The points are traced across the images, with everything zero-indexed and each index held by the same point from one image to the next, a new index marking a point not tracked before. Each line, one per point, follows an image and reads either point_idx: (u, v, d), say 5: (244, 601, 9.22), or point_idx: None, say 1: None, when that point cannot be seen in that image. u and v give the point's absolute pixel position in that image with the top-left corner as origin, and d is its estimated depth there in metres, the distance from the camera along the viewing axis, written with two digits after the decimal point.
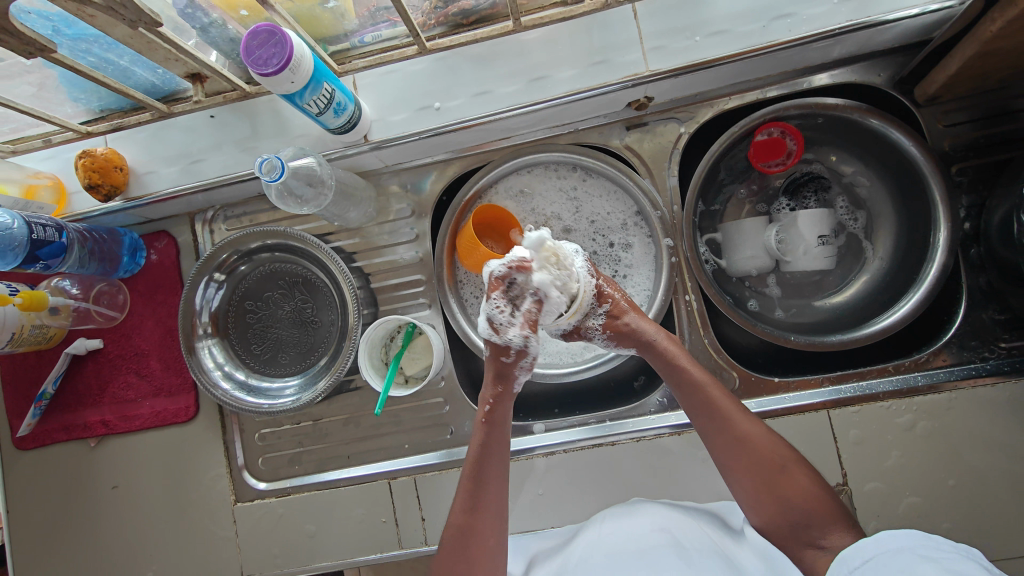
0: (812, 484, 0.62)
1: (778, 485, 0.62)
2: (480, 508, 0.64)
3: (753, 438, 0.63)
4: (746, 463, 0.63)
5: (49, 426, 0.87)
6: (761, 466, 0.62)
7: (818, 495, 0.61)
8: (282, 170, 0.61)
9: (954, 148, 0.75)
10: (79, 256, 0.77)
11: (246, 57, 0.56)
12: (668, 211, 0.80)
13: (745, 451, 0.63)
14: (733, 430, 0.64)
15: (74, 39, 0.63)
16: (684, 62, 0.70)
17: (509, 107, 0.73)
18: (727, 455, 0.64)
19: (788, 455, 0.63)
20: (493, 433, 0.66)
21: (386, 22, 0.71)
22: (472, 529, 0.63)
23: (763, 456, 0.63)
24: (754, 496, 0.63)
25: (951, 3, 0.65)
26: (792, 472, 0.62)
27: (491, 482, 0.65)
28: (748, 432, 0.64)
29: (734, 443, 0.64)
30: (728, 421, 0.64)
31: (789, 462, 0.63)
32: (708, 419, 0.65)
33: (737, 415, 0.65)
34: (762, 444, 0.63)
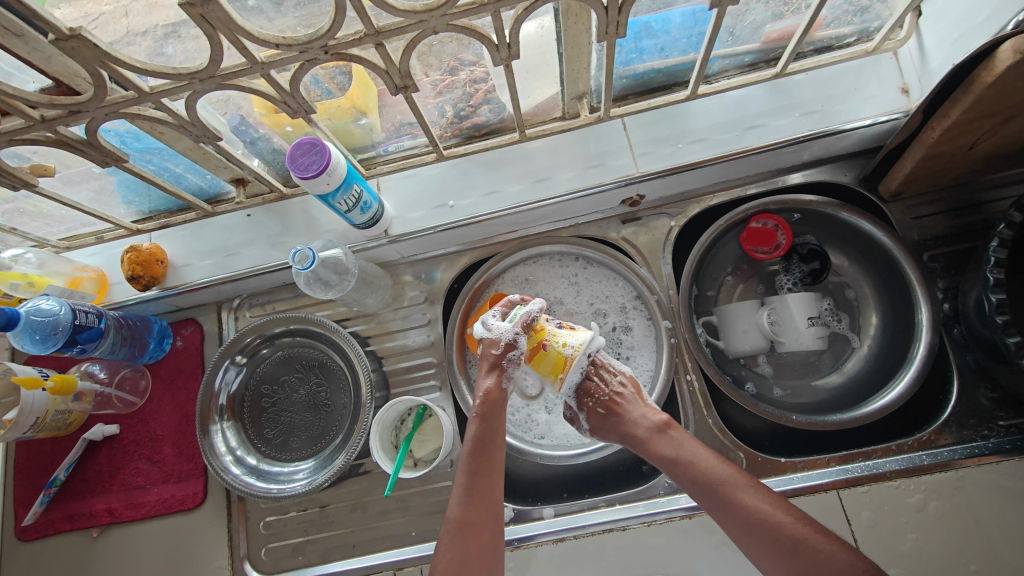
0: (840, 555, 0.59)
1: (804, 563, 0.59)
2: (482, 503, 0.67)
3: (761, 513, 0.63)
4: (766, 542, 0.61)
5: (54, 515, 0.87)
6: (780, 542, 0.61)
7: (842, 563, 0.58)
8: (313, 259, 0.67)
9: (923, 237, 0.82)
10: (113, 342, 0.82)
11: (290, 164, 0.65)
12: (665, 296, 0.86)
13: (755, 528, 0.62)
14: (742, 511, 0.63)
15: (139, 151, 0.71)
16: (671, 165, 0.79)
17: (516, 205, 0.82)
18: (741, 534, 0.63)
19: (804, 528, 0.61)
20: (488, 423, 0.72)
21: (409, 135, 0.79)
22: (477, 526, 0.66)
23: (778, 531, 0.61)
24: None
25: (898, 115, 0.75)
26: (816, 547, 0.60)
27: (488, 483, 0.69)
28: (757, 509, 0.63)
29: (740, 518, 0.63)
30: (727, 497, 0.65)
31: (803, 532, 0.61)
32: (718, 503, 0.65)
33: (734, 488, 0.65)
34: (765, 512, 0.63)
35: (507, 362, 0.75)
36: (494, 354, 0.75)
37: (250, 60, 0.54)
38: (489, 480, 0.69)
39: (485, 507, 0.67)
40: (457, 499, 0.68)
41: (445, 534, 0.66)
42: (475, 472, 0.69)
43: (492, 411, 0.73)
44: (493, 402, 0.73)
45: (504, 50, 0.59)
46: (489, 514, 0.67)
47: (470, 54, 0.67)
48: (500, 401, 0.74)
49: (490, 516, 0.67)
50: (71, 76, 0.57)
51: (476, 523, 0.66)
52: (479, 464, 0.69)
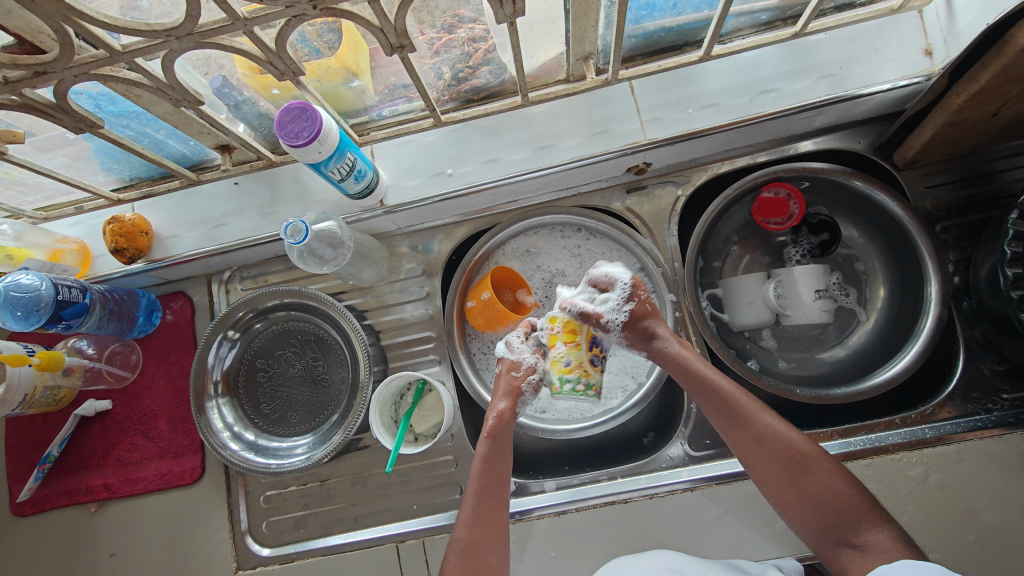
0: (839, 476, 0.61)
1: (806, 479, 0.61)
2: (489, 522, 0.65)
3: (779, 437, 0.64)
4: (770, 456, 0.63)
5: (50, 491, 0.86)
6: (785, 458, 0.63)
7: (848, 490, 0.60)
8: (306, 232, 0.64)
9: (936, 208, 0.79)
10: (100, 316, 0.79)
11: (278, 130, 0.60)
12: (670, 268, 0.84)
13: (768, 448, 0.64)
14: (753, 427, 0.65)
15: (115, 115, 0.67)
16: (679, 132, 0.75)
17: (517, 173, 0.78)
18: (750, 451, 0.65)
19: (811, 448, 0.63)
20: (496, 445, 0.69)
21: (404, 98, 0.76)
22: (483, 545, 0.63)
23: (785, 450, 0.63)
24: (784, 496, 0.62)
25: (919, 79, 0.71)
26: (820, 466, 0.62)
27: (494, 502, 0.67)
28: (769, 429, 0.64)
29: (755, 437, 0.64)
30: (745, 418, 0.65)
31: (816, 457, 0.62)
32: (732, 424, 0.66)
33: (754, 412, 0.65)
34: (782, 436, 0.64)
35: (527, 386, 0.74)
36: (515, 377, 0.75)
37: (231, 15, 0.49)
38: (495, 500, 0.67)
39: (491, 526, 0.65)
40: (464, 518, 0.65)
41: (450, 552, 0.63)
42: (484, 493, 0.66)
43: (499, 435, 0.70)
44: (504, 425, 0.71)
45: (509, 6, 0.54)
46: (495, 537, 0.65)
47: (470, 10, 0.63)
48: (507, 425, 0.71)
49: (495, 538, 0.65)
50: (34, 32, 0.52)
51: (482, 542, 0.64)
52: (486, 482, 0.67)
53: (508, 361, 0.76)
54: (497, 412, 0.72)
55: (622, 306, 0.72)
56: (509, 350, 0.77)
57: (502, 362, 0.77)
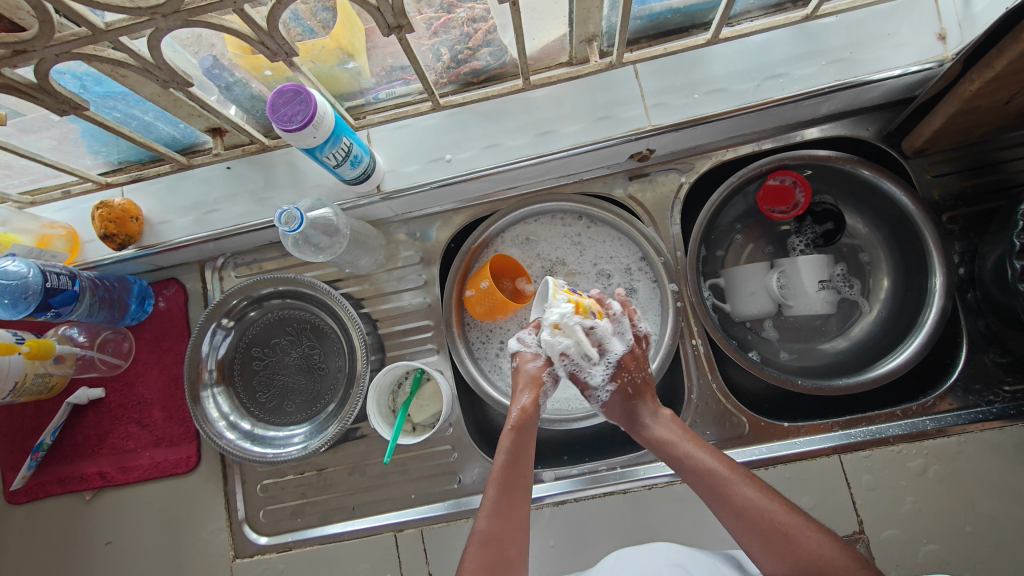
0: (824, 543, 0.57)
1: (792, 551, 0.57)
2: (511, 517, 0.62)
3: (756, 507, 0.60)
4: (752, 531, 0.59)
5: (44, 479, 0.85)
6: (768, 531, 0.58)
7: (834, 557, 0.56)
8: (301, 220, 0.62)
9: (943, 197, 0.78)
10: (90, 304, 0.77)
11: (271, 114, 0.58)
12: (672, 257, 0.82)
13: (750, 522, 0.59)
14: (730, 500, 0.61)
15: (101, 96, 0.64)
16: (684, 118, 0.73)
17: (517, 159, 0.76)
18: (736, 528, 0.60)
19: (788, 514, 0.59)
20: (521, 438, 0.66)
21: (401, 80, 0.73)
22: (503, 542, 0.60)
23: (767, 522, 0.59)
24: (779, 570, 0.58)
25: (931, 65, 0.69)
26: (803, 534, 0.58)
27: (517, 496, 0.64)
28: (748, 499, 0.60)
29: (733, 512, 0.60)
30: (724, 491, 0.62)
31: (794, 525, 0.58)
32: (713, 498, 0.62)
33: (731, 481, 0.62)
34: (760, 507, 0.60)
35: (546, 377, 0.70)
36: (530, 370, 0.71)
37: None
38: (518, 493, 0.64)
39: (513, 522, 0.62)
40: (485, 511, 0.63)
41: (469, 547, 0.60)
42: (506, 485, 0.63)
43: (524, 427, 0.67)
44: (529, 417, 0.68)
45: None
46: (516, 533, 0.62)
47: None
48: (532, 420, 0.68)
49: (516, 535, 0.62)
50: (12, 9, 0.49)
51: (501, 539, 0.61)
52: (509, 475, 0.64)
53: (522, 355, 0.72)
54: (521, 405, 0.68)
55: (607, 382, 0.70)
56: (521, 346, 0.72)
57: (518, 357, 0.72)
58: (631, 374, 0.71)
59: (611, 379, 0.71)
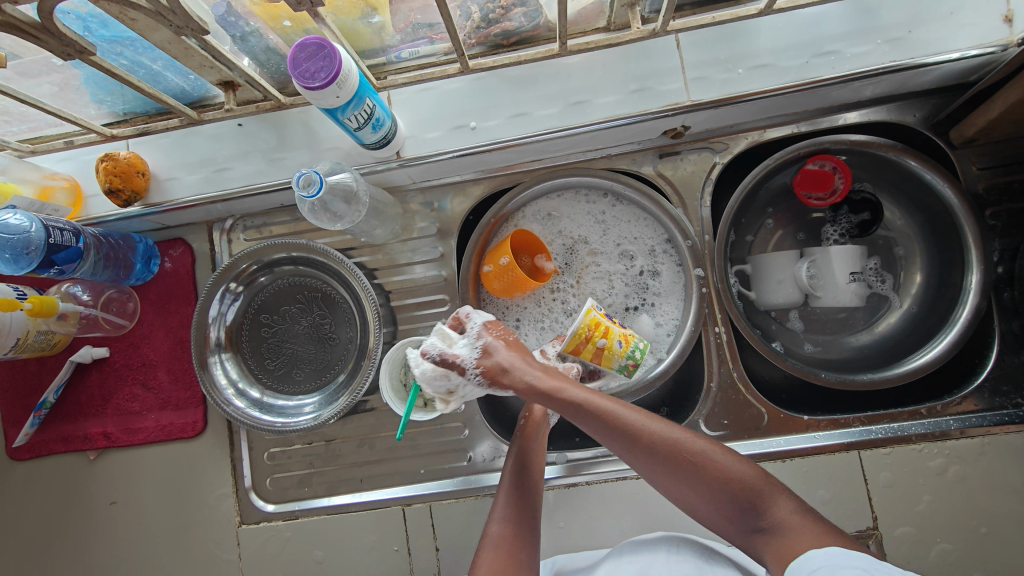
0: (741, 467, 0.58)
1: (716, 487, 0.57)
2: (520, 520, 0.65)
3: (677, 445, 0.58)
4: (677, 472, 0.58)
5: (47, 437, 0.84)
6: (688, 467, 0.58)
7: (750, 477, 0.58)
8: (320, 184, 0.58)
9: (987, 191, 0.75)
10: (95, 261, 0.74)
11: (293, 69, 0.54)
12: (699, 241, 0.79)
13: (671, 461, 0.58)
14: (645, 441, 0.58)
15: (108, 40, 0.60)
16: (724, 94, 0.69)
17: (545, 130, 0.72)
18: (653, 469, 0.59)
19: (697, 444, 0.59)
20: (532, 444, 0.70)
21: (426, 39, 0.70)
22: (513, 541, 0.63)
23: (685, 458, 0.58)
24: (685, 495, 0.59)
25: (993, 49, 0.65)
26: (721, 465, 0.58)
27: (527, 498, 0.67)
28: (669, 438, 0.59)
29: (653, 454, 0.58)
30: (636, 433, 0.59)
31: (710, 454, 0.58)
32: (620, 441, 0.59)
33: (642, 422, 0.59)
34: (680, 443, 0.59)
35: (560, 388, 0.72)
36: None
37: None
38: (526, 498, 0.66)
39: (523, 523, 0.65)
40: (498, 515, 0.65)
41: (483, 545, 0.64)
42: (518, 490, 0.67)
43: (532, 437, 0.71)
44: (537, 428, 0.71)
45: None
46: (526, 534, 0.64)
47: None
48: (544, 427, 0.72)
49: (526, 536, 0.64)
50: None
51: (512, 537, 0.63)
52: (519, 481, 0.67)
53: None
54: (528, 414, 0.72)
55: (475, 347, 0.65)
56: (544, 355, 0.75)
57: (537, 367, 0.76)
58: (497, 334, 0.67)
59: (476, 338, 0.66)
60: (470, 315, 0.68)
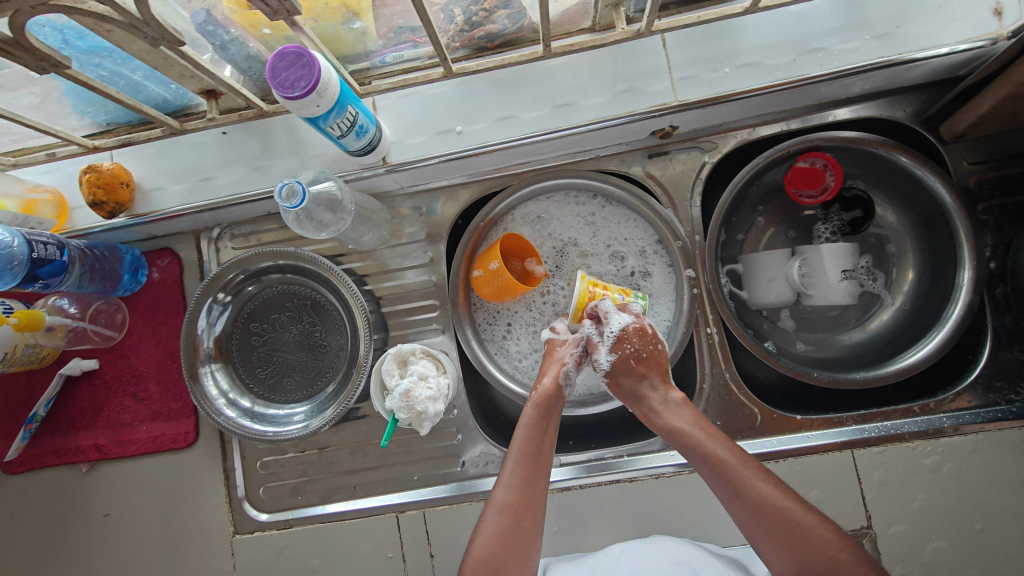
0: (837, 543, 0.57)
1: (807, 553, 0.57)
2: (527, 492, 0.64)
3: (775, 505, 0.59)
4: (772, 532, 0.58)
5: (38, 450, 0.83)
6: (782, 531, 0.58)
7: (849, 562, 0.56)
8: (303, 195, 0.58)
9: (978, 185, 0.74)
10: (80, 274, 0.74)
11: (271, 79, 0.53)
12: (689, 241, 0.79)
13: (767, 519, 0.59)
14: (747, 496, 0.60)
15: (86, 52, 0.60)
16: (711, 94, 0.69)
17: (532, 133, 0.72)
18: (750, 526, 0.60)
19: (801, 512, 0.59)
20: (544, 416, 0.69)
21: (409, 43, 0.69)
22: (520, 512, 0.63)
23: (783, 524, 0.58)
24: (780, 563, 0.58)
25: (982, 43, 0.64)
26: (819, 536, 0.57)
27: (536, 471, 0.66)
28: (765, 496, 0.60)
29: (750, 508, 0.60)
30: (739, 485, 0.61)
31: (813, 527, 0.58)
32: (723, 488, 0.62)
33: (747, 477, 0.61)
34: (779, 506, 0.59)
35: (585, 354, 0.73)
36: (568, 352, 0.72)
37: None
38: (536, 472, 0.65)
39: (530, 495, 0.64)
40: (504, 483, 0.65)
41: (488, 512, 0.64)
42: (529, 462, 0.65)
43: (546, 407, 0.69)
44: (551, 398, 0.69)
45: None
46: (533, 505, 0.64)
47: None
48: (558, 399, 0.70)
49: (531, 507, 0.64)
50: None
51: (519, 508, 0.63)
52: (531, 455, 0.66)
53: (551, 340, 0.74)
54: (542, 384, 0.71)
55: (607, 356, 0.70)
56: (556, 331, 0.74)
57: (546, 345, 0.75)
58: (634, 346, 0.70)
59: (611, 351, 0.70)
60: (610, 316, 0.71)
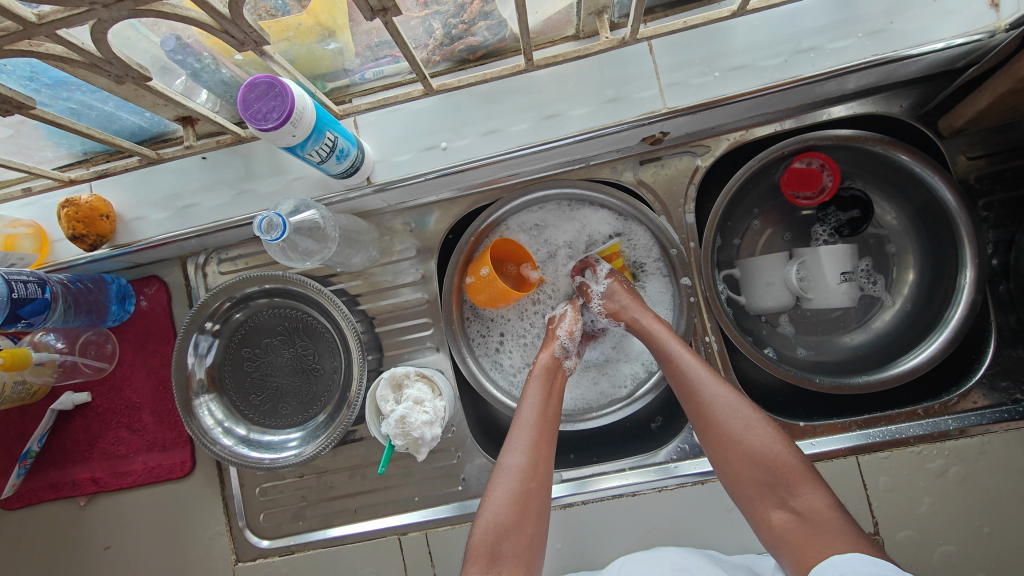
0: (778, 441, 0.61)
1: (749, 447, 0.61)
2: (538, 455, 0.65)
3: (724, 403, 0.63)
4: (718, 425, 0.63)
5: (34, 485, 0.82)
6: (730, 428, 0.62)
7: (787, 456, 0.60)
8: (283, 227, 0.56)
9: (979, 181, 0.72)
10: (65, 309, 0.72)
11: (243, 111, 0.51)
12: (685, 248, 0.77)
13: (715, 416, 0.63)
14: (702, 396, 0.64)
15: (52, 86, 0.58)
16: (702, 99, 0.66)
17: (519, 147, 0.70)
18: (702, 422, 0.64)
19: (752, 413, 0.62)
20: (548, 386, 0.70)
21: (389, 58, 0.66)
22: (529, 474, 0.64)
23: (731, 421, 0.62)
24: (733, 470, 0.62)
25: (979, 37, 0.62)
26: (762, 434, 0.61)
27: (545, 435, 0.66)
28: (717, 398, 0.63)
29: (704, 406, 0.64)
30: (695, 386, 0.65)
31: (756, 424, 0.62)
32: (682, 389, 0.66)
33: (705, 381, 0.65)
34: (730, 407, 0.63)
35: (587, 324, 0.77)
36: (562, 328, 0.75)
37: None
38: (545, 436, 0.66)
39: (537, 458, 0.65)
40: (513, 446, 0.65)
41: (498, 477, 0.64)
42: (540, 425, 0.66)
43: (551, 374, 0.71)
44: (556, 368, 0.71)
45: None
46: (542, 470, 0.65)
47: None
48: (557, 368, 0.72)
49: (541, 472, 0.64)
50: None
51: (529, 471, 0.64)
52: (543, 421, 0.67)
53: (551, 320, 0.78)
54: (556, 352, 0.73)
55: (603, 279, 0.76)
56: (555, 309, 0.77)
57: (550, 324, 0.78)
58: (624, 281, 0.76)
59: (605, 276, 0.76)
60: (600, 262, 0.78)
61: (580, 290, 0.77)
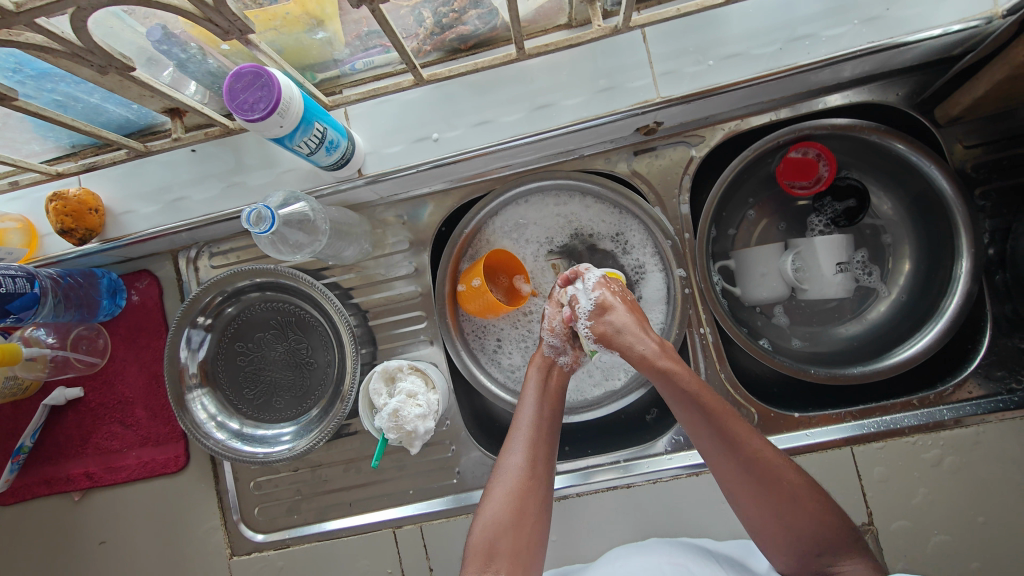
0: (823, 503, 0.59)
1: (794, 508, 0.58)
2: (535, 455, 0.64)
3: (768, 460, 0.59)
4: (757, 482, 0.59)
5: (28, 481, 0.82)
6: (776, 489, 0.58)
7: (830, 518, 0.59)
8: (272, 219, 0.55)
9: (975, 170, 0.72)
10: (55, 304, 0.72)
11: (229, 101, 0.51)
12: (679, 239, 0.76)
13: (758, 474, 0.59)
14: (743, 451, 0.59)
15: (37, 77, 0.57)
16: (696, 88, 0.66)
17: (511, 137, 0.69)
18: (736, 477, 0.60)
19: (795, 472, 0.59)
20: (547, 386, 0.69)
21: (379, 48, 0.66)
22: (528, 475, 0.63)
23: (776, 481, 0.58)
24: (768, 527, 0.59)
25: (977, 23, 0.61)
26: (804, 493, 0.59)
27: (545, 440, 0.66)
28: (761, 453, 0.59)
29: (745, 463, 0.59)
30: (734, 439, 0.59)
31: (801, 486, 0.59)
32: (712, 441, 0.60)
33: (745, 435, 0.60)
34: (773, 464, 0.59)
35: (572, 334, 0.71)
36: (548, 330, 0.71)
37: None
38: (546, 441, 0.66)
39: (536, 460, 0.64)
40: (514, 447, 0.65)
41: (498, 479, 0.64)
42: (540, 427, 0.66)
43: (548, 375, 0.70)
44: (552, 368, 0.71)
45: None
46: (540, 471, 0.64)
47: None
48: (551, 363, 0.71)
49: (540, 473, 0.64)
50: None
51: (529, 474, 0.63)
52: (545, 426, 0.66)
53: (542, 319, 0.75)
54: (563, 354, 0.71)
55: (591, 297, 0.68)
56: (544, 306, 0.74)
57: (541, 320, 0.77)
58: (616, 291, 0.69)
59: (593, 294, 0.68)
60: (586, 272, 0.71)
61: (569, 302, 0.70)
